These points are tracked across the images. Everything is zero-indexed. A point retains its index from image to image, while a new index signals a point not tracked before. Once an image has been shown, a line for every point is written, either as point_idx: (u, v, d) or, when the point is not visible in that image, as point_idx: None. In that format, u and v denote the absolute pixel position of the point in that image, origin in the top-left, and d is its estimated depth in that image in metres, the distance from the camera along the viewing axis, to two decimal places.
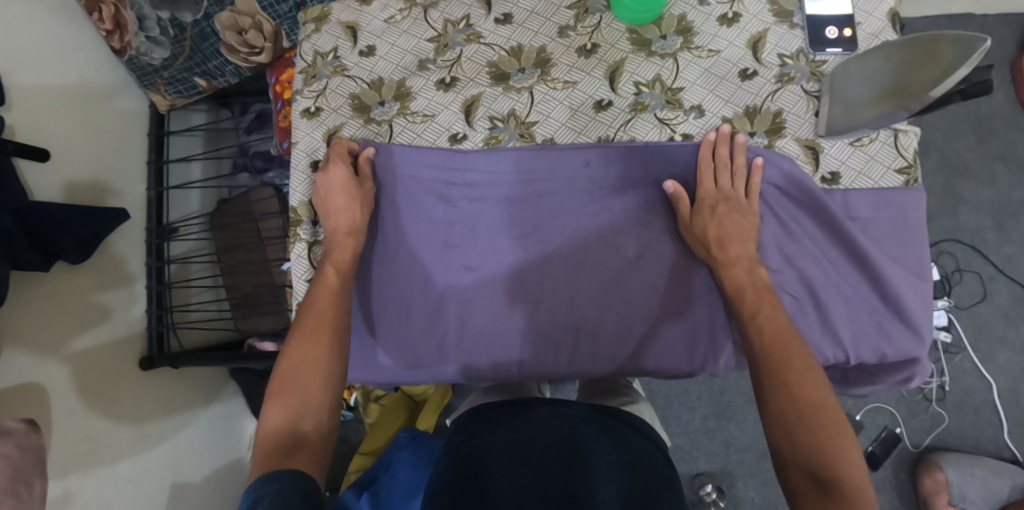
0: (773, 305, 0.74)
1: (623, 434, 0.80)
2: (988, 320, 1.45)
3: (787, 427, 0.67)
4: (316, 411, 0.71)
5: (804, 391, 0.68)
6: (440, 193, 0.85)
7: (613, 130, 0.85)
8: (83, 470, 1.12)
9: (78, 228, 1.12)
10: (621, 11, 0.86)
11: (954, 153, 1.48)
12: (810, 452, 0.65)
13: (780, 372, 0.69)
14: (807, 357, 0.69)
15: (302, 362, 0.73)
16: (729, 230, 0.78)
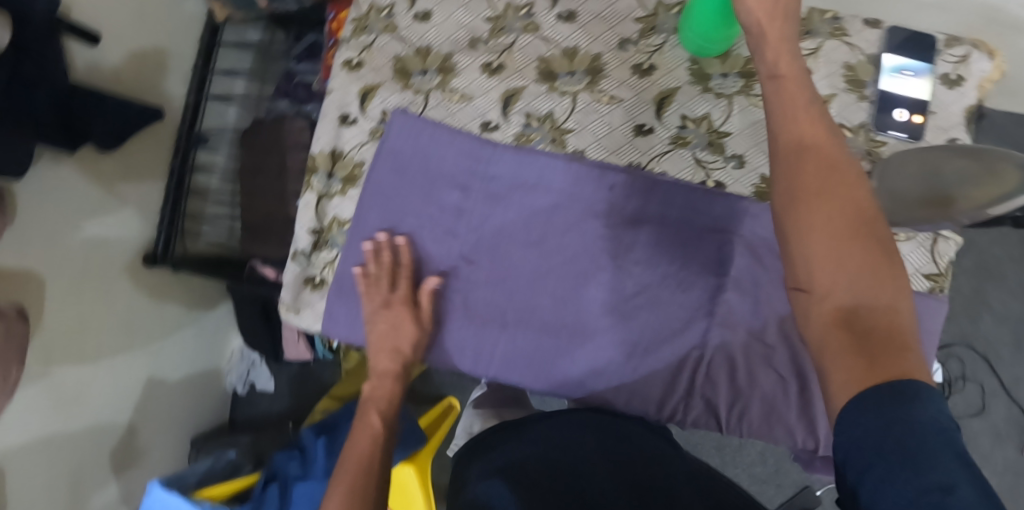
0: (811, 103, 0.64)
1: (622, 434, 0.75)
2: (978, 435, 1.40)
3: (822, 271, 0.59)
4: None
5: (825, 225, 0.60)
6: (455, 179, 0.83)
7: (645, 158, 0.82)
8: (65, 347, 1.16)
9: (113, 120, 1.15)
10: (688, 40, 0.81)
11: (992, 258, 1.42)
12: (856, 295, 0.58)
13: (802, 203, 0.61)
14: (828, 178, 0.61)
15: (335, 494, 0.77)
16: (775, 33, 0.67)
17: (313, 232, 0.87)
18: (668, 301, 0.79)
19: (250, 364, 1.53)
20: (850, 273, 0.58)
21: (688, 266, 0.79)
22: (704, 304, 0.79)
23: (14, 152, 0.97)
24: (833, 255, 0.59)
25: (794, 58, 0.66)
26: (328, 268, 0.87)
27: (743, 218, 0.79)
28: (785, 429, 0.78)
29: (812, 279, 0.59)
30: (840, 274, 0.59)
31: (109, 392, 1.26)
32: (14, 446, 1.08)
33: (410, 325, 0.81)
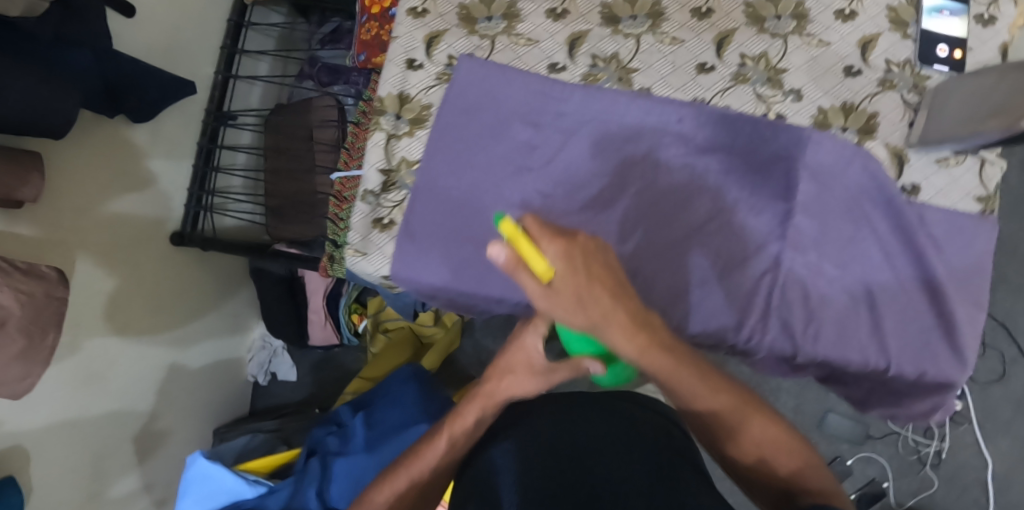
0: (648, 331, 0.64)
1: (635, 412, 0.78)
2: (999, 401, 1.47)
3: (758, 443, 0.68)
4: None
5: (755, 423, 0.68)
6: (526, 117, 0.85)
7: (710, 93, 0.84)
8: (95, 324, 1.12)
9: (149, 91, 1.12)
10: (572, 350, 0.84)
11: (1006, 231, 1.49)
12: (769, 455, 0.67)
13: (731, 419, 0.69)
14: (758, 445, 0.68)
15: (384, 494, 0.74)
16: (594, 300, 0.60)
17: (382, 172, 0.86)
18: (736, 226, 0.83)
19: (272, 352, 1.50)
20: (774, 434, 0.68)
21: (757, 192, 0.82)
22: (774, 227, 0.82)
23: (51, 111, 0.93)
24: (772, 437, 0.68)
25: (630, 336, 0.63)
26: (396, 210, 0.86)
27: (806, 147, 0.82)
28: (854, 347, 0.82)
29: (749, 431, 0.68)
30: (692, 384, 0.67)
31: (132, 376, 1.21)
32: (37, 426, 1.02)
33: (528, 382, 0.79)
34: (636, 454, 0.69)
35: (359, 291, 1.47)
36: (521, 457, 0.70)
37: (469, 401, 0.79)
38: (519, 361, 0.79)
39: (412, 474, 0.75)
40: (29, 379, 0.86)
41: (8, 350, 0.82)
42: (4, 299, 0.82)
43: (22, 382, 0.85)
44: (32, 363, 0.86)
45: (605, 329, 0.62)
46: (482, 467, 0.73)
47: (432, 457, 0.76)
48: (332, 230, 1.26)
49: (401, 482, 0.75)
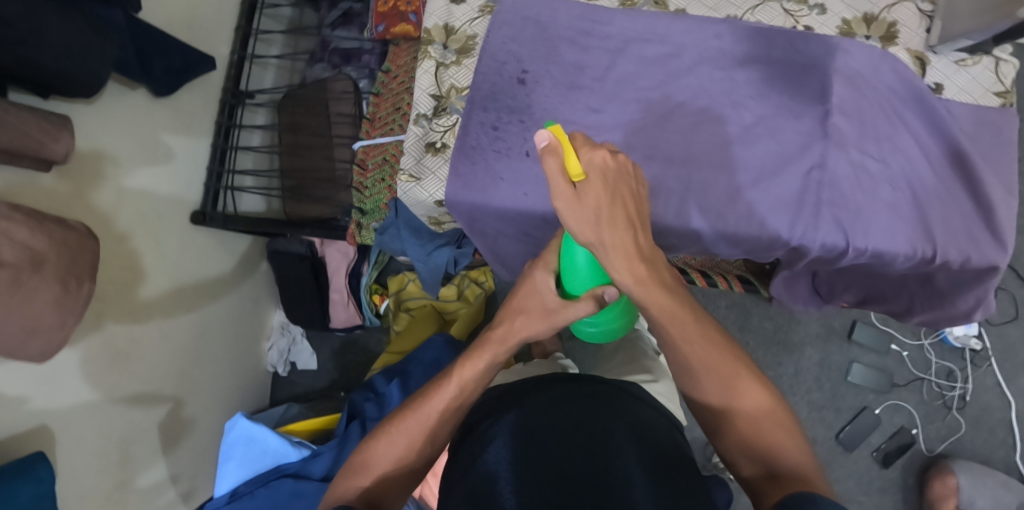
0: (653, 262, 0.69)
1: (639, 409, 0.87)
2: (1016, 341, 1.50)
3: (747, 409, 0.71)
4: (393, 489, 0.73)
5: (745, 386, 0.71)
6: (570, 40, 0.88)
7: (742, 11, 0.90)
8: (120, 299, 1.07)
9: (173, 59, 1.12)
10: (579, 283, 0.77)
11: None
12: (754, 428, 0.70)
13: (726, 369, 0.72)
14: (746, 411, 0.71)
15: (390, 440, 0.74)
16: (614, 216, 0.66)
17: (434, 98, 0.89)
18: (781, 129, 0.86)
19: (291, 339, 1.50)
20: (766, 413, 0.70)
21: (796, 97, 0.86)
22: (815, 128, 0.85)
23: (87, 63, 0.91)
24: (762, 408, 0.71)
25: (630, 264, 0.68)
26: (448, 134, 0.88)
27: (837, 54, 0.86)
28: (905, 238, 0.85)
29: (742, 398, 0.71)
30: (702, 353, 0.72)
31: (156, 355, 1.16)
32: (65, 406, 0.98)
33: (539, 323, 0.76)
34: (624, 440, 0.79)
35: (380, 272, 1.46)
36: (515, 442, 0.78)
37: (487, 344, 0.77)
38: (533, 304, 0.77)
39: (417, 419, 0.74)
40: (64, 332, 0.82)
41: (44, 295, 0.78)
42: (40, 244, 0.79)
43: (59, 333, 0.81)
44: (69, 313, 0.81)
45: (604, 251, 0.67)
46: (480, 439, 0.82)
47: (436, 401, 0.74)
48: (358, 199, 1.24)
49: (405, 429, 0.74)
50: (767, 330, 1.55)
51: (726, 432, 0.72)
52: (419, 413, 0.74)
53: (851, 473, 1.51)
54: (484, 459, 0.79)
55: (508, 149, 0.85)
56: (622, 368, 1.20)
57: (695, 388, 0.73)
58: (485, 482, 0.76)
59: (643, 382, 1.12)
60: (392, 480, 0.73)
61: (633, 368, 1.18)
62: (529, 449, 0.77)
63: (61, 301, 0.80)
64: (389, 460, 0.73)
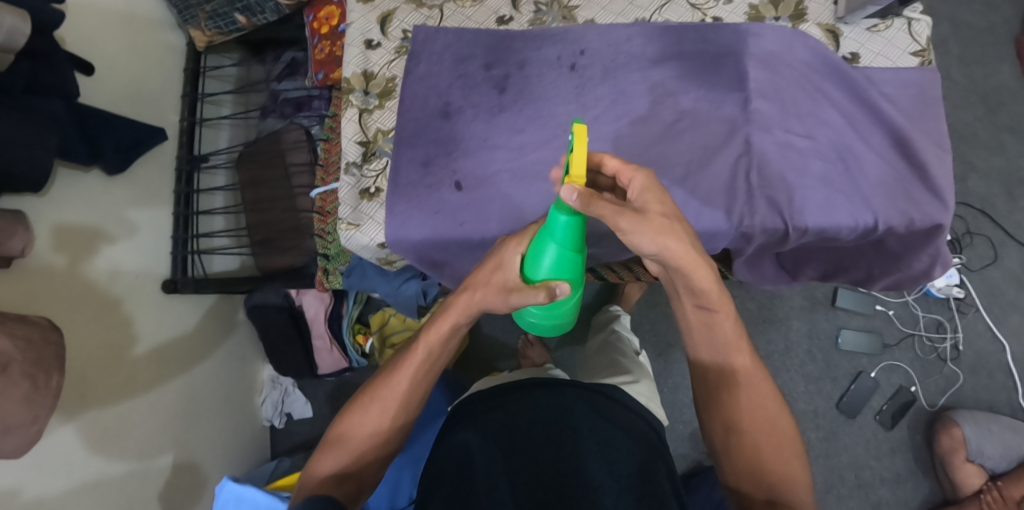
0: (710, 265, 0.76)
1: (618, 408, 0.87)
2: (1000, 283, 1.51)
3: (767, 446, 0.79)
4: (369, 466, 0.87)
5: (769, 423, 0.80)
6: (484, 67, 0.89)
7: (649, 13, 0.91)
8: (100, 376, 1.09)
9: (122, 136, 1.16)
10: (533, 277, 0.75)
11: (963, 122, 1.53)
12: (765, 459, 0.78)
13: (756, 409, 0.80)
14: (772, 448, 0.79)
15: (365, 416, 0.87)
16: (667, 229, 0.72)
17: (361, 145, 0.89)
18: (705, 122, 0.85)
19: (284, 391, 1.51)
20: (775, 446, 0.79)
21: (714, 87, 0.86)
22: (736, 116, 0.85)
23: (30, 153, 0.94)
24: (774, 444, 0.79)
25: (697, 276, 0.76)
26: (380, 178, 0.89)
27: (747, 39, 0.87)
28: (843, 210, 0.84)
29: (757, 428, 0.79)
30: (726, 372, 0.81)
31: (146, 427, 1.18)
32: (58, 491, 1.00)
33: (497, 296, 0.79)
34: (592, 448, 0.79)
35: (361, 310, 1.50)
36: (487, 446, 0.81)
37: (446, 312, 0.85)
38: (496, 277, 0.79)
39: (389, 397, 0.87)
40: (37, 425, 0.84)
41: (12, 394, 0.80)
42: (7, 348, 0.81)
43: (32, 428, 0.84)
44: (39, 408, 0.84)
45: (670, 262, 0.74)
46: (451, 444, 0.84)
47: (406, 377, 0.87)
48: (322, 245, 1.22)
49: (378, 402, 0.87)
50: (751, 311, 1.54)
51: (739, 455, 0.80)
52: (387, 385, 0.87)
53: (858, 440, 1.50)
54: (455, 464, 0.82)
55: (438, 184, 0.86)
56: (599, 371, 1.23)
57: (722, 413, 0.81)
58: (458, 485, 0.79)
59: (624, 383, 1.13)
60: (367, 456, 0.87)
61: (614, 369, 1.20)
62: (505, 459, 0.78)
63: (29, 399, 0.82)
64: (364, 437, 0.86)
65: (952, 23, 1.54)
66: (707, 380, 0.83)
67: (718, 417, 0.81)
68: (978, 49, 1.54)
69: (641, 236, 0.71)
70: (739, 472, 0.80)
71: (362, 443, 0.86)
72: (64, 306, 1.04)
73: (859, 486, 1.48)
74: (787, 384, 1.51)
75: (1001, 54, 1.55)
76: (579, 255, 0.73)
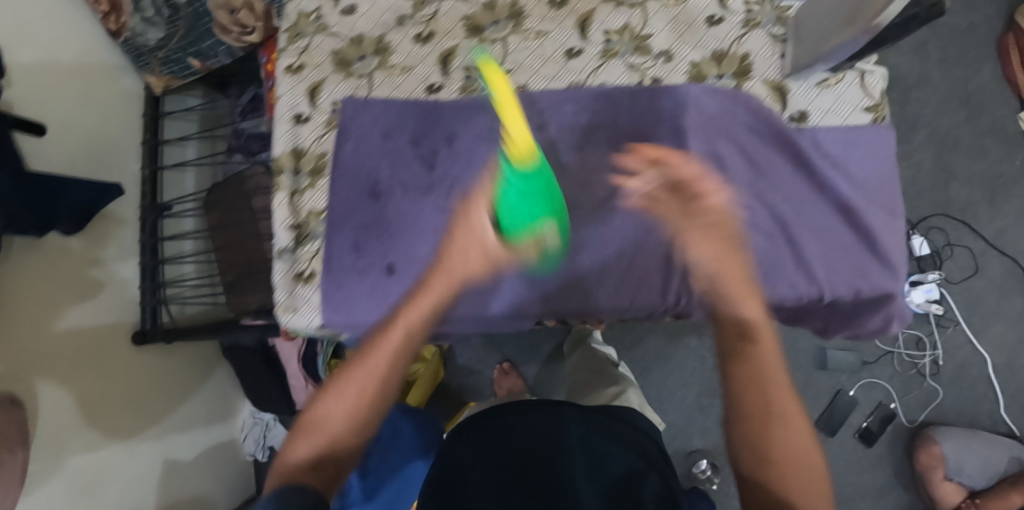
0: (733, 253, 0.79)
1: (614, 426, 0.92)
2: (981, 293, 1.46)
3: (781, 423, 0.71)
4: (344, 454, 0.74)
5: (783, 405, 0.71)
6: (413, 142, 0.87)
7: (584, 76, 0.86)
8: (76, 435, 1.12)
9: (77, 198, 1.15)
10: (513, 232, 0.72)
11: (944, 128, 1.46)
12: (779, 445, 0.70)
13: (774, 390, 0.72)
14: (785, 430, 0.70)
15: (339, 400, 0.75)
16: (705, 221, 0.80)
17: (293, 228, 0.88)
18: (642, 197, 0.82)
19: (264, 426, 1.51)
20: (788, 437, 0.70)
21: (649, 158, 0.83)
22: (674, 189, 0.82)
23: None
24: (793, 428, 0.71)
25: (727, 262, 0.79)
26: (315, 260, 0.87)
27: (687, 103, 0.83)
28: (785, 283, 0.81)
29: (778, 407, 0.71)
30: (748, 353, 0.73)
31: (128, 477, 1.21)
32: None
33: (476, 255, 0.74)
34: (580, 461, 0.84)
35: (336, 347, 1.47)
36: (479, 460, 0.86)
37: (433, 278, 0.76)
38: (472, 241, 0.74)
39: (369, 376, 0.75)
40: (9, 497, 0.88)
41: None
42: None
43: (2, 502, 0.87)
44: (7, 482, 0.87)
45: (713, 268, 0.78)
46: (448, 460, 0.88)
47: (387, 351, 0.75)
48: None
49: (354, 386, 0.75)
50: None
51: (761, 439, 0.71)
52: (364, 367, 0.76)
53: (838, 456, 1.48)
54: (449, 474, 0.86)
55: (372, 267, 0.85)
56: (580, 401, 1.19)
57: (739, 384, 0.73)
58: (451, 491, 0.84)
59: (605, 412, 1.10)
60: (345, 445, 0.74)
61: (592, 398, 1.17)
62: (496, 468, 0.85)
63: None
64: (341, 424, 0.74)
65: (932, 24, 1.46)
66: (732, 356, 0.74)
67: (738, 390, 0.73)
68: (959, 51, 1.47)
69: (702, 249, 0.80)
70: (745, 457, 0.71)
71: (339, 435, 0.74)
72: (36, 370, 1.07)
73: (839, 501, 1.48)
74: None
75: (981, 54, 1.47)
76: (546, 179, 0.71)
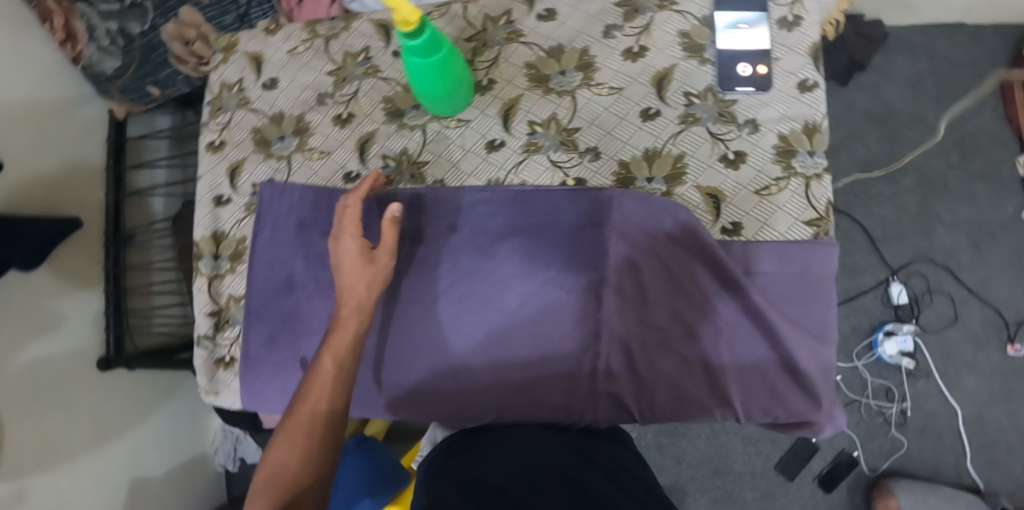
0: None
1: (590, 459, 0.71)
2: (957, 344, 1.35)
3: None
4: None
5: None
6: (324, 228, 0.83)
7: (503, 172, 0.81)
8: (38, 469, 1.13)
9: (31, 241, 1.11)
10: (422, 92, 0.77)
11: (934, 169, 1.39)
12: None
13: None
14: None
15: (291, 458, 0.64)
16: None
17: (212, 315, 0.89)
18: (553, 308, 0.79)
19: (235, 439, 1.54)
20: None
21: (563, 267, 0.78)
22: (586, 303, 0.78)
23: None
24: None
25: None
26: (235, 345, 0.88)
27: (609, 210, 0.78)
28: (699, 406, 0.78)
29: None
30: None
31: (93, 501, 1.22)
32: None
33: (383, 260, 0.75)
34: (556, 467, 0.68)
35: None
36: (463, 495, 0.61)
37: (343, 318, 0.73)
38: (354, 259, 0.74)
39: (309, 420, 0.67)
40: None
41: None
42: None
43: None
44: None
45: None
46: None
47: (325, 385, 0.69)
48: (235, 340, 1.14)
49: (301, 432, 0.66)
50: None
51: None
52: (305, 408, 0.67)
53: (795, 502, 1.37)
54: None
55: (283, 359, 0.85)
56: None
57: None
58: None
59: None
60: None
61: None
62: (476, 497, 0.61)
63: None
64: (309, 490, 0.63)
65: (932, 57, 1.41)
66: None
67: None
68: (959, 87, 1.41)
69: None
70: None
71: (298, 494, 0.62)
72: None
73: None
74: (721, 449, 1.41)
75: (982, 95, 1.39)
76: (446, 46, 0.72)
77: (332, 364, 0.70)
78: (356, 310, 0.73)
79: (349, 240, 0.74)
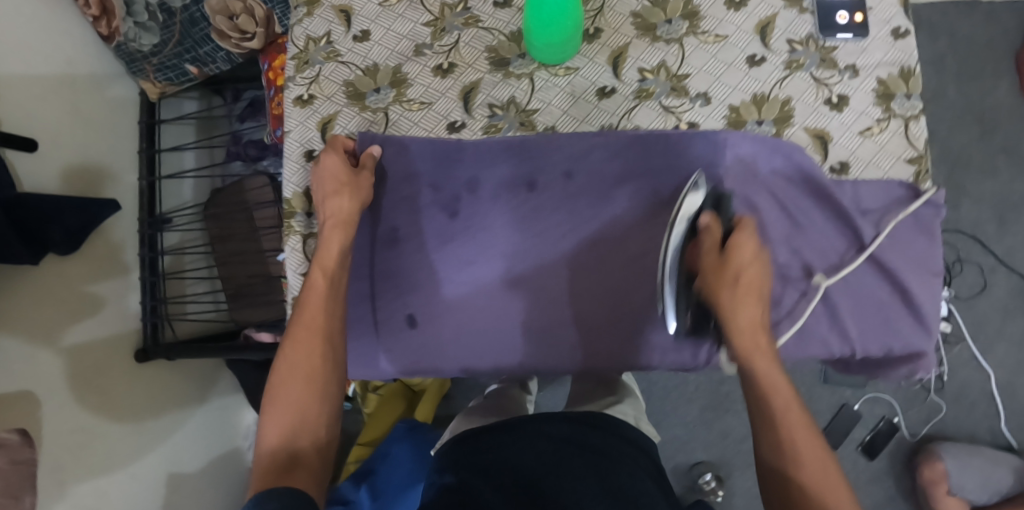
0: None
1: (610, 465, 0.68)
2: (987, 312, 1.36)
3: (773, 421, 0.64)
4: (314, 423, 0.67)
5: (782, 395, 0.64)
6: (431, 181, 0.83)
7: (617, 118, 0.82)
8: (76, 467, 1.04)
9: (68, 219, 1.02)
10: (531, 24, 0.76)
11: (957, 143, 1.41)
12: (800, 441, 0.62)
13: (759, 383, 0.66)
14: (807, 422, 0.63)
15: (294, 367, 0.69)
16: None
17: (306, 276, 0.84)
18: None
19: None
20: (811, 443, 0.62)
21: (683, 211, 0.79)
22: None
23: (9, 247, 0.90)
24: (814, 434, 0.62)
25: None
26: None
27: (724, 151, 0.79)
28: (818, 341, 0.80)
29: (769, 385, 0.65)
30: None
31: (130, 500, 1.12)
32: None
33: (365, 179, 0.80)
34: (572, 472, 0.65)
35: None
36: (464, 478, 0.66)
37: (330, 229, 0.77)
38: (333, 183, 0.78)
39: (311, 332, 0.71)
40: None
41: None
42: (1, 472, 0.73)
43: None
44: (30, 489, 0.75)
45: None
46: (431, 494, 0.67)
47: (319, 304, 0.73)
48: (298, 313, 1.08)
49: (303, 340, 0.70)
50: None
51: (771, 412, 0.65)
52: (306, 322, 0.72)
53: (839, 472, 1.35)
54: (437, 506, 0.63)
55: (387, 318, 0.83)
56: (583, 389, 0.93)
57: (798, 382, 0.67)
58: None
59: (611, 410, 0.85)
60: (306, 427, 0.66)
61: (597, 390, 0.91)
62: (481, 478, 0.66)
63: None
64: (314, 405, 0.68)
65: (953, 35, 1.43)
66: None
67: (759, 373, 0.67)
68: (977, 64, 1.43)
69: None
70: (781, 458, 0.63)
71: (303, 406, 0.67)
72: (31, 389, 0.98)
73: None
74: None
75: (1001, 71, 1.43)
76: None
77: (324, 277, 0.74)
78: (342, 223, 0.77)
79: (330, 160, 0.78)
